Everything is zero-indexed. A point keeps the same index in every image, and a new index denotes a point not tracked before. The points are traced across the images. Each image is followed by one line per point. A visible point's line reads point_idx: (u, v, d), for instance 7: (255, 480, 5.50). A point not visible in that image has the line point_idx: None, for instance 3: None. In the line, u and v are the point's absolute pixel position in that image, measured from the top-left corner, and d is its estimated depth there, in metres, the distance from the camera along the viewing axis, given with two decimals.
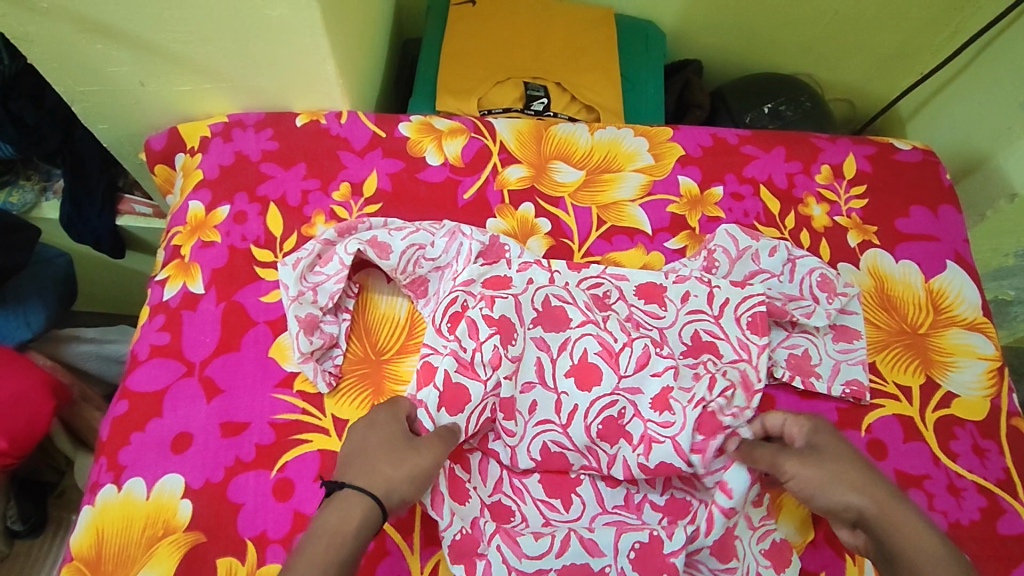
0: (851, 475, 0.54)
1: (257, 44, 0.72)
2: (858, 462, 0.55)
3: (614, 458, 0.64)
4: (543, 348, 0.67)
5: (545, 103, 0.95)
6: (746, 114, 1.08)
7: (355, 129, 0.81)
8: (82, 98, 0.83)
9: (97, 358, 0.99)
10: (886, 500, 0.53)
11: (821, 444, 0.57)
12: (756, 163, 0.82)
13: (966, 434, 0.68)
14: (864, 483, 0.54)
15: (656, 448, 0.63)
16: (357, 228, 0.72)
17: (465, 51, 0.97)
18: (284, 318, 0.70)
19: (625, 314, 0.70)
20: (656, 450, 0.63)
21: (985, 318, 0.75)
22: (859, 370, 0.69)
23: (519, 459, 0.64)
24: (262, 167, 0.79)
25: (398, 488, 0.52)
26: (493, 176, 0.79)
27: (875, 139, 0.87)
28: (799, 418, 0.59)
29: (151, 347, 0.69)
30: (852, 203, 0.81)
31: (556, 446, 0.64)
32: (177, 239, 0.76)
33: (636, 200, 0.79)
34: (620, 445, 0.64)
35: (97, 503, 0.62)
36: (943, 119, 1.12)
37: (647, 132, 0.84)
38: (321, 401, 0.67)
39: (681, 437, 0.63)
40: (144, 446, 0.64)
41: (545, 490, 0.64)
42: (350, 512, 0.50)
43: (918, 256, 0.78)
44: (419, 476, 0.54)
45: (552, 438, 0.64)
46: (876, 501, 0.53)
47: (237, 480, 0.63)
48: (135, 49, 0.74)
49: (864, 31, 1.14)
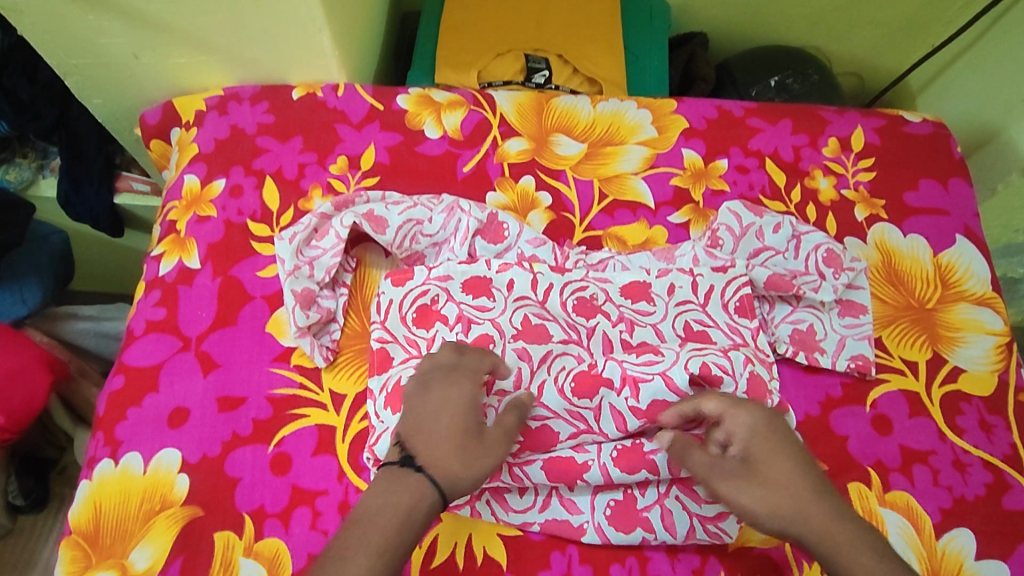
0: (779, 483, 0.52)
1: (251, 15, 0.71)
2: (791, 468, 0.52)
3: (599, 410, 0.60)
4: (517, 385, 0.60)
5: (546, 75, 0.93)
6: (752, 87, 1.06)
7: (352, 102, 0.80)
8: (75, 72, 0.82)
9: (95, 336, 0.99)
10: (824, 526, 0.50)
11: (761, 460, 0.53)
12: (762, 135, 0.80)
13: (973, 410, 0.67)
14: (809, 508, 0.51)
15: (643, 388, 0.59)
16: (353, 202, 0.71)
17: (465, 23, 0.95)
18: (280, 293, 0.70)
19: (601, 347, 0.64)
20: (644, 389, 0.59)
21: (994, 293, 0.74)
22: (865, 346, 0.68)
23: None
24: (259, 141, 0.77)
25: (461, 483, 0.49)
26: (492, 149, 0.78)
27: (883, 111, 0.85)
28: (751, 428, 0.54)
29: (147, 322, 0.68)
30: (860, 176, 0.79)
31: (536, 420, 0.60)
32: (172, 214, 0.75)
33: (639, 173, 0.77)
34: (602, 395, 0.60)
35: (94, 477, 0.62)
36: (954, 92, 1.10)
37: (650, 104, 0.82)
38: (319, 376, 0.66)
39: (674, 374, 0.59)
40: (141, 420, 0.64)
41: (548, 475, 0.60)
42: (418, 495, 0.48)
43: (926, 230, 0.76)
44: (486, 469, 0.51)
45: (530, 414, 0.60)
46: (815, 529, 0.50)
47: (234, 455, 0.62)
48: (126, 21, 0.72)
49: (874, 3, 1.11)
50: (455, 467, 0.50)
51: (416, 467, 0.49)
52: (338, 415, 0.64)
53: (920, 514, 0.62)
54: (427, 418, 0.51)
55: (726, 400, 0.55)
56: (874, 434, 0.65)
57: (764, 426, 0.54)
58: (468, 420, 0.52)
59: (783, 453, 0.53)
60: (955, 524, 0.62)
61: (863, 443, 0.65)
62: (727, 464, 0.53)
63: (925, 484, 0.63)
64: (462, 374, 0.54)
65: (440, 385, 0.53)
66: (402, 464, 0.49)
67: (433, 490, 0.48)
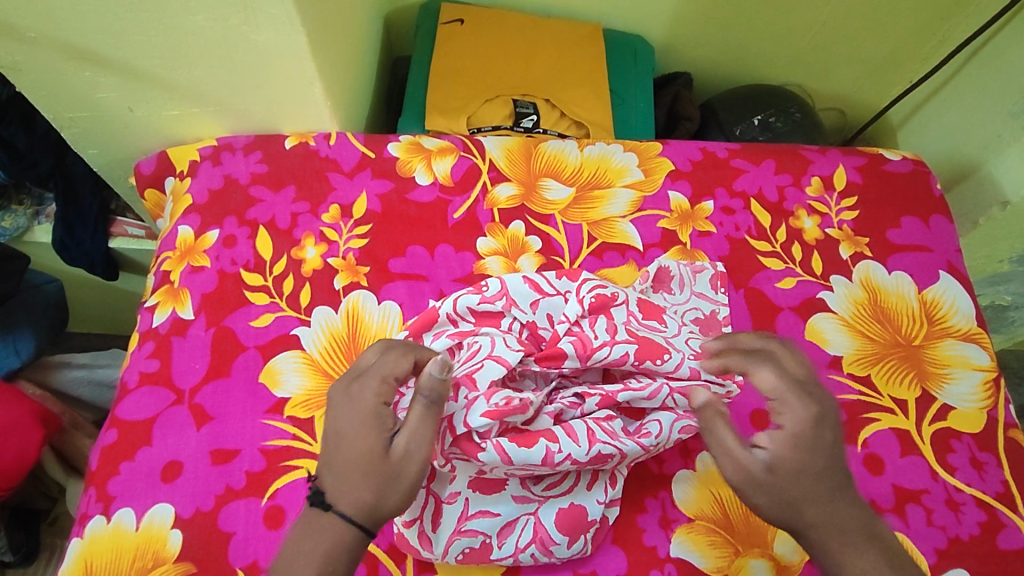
0: (802, 478, 0.50)
1: (245, 69, 0.72)
2: (818, 473, 0.50)
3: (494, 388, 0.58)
4: (424, 547, 0.58)
5: (534, 119, 0.96)
6: (736, 126, 1.09)
7: (344, 150, 0.81)
8: (71, 125, 0.83)
9: (89, 384, 1.00)
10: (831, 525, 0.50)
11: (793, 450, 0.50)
12: (746, 176, 0.82)
13: (963, 447, 0.68)
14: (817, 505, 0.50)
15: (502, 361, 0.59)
16: (392, 290, 0.73)
17: (453, 70, 0.97)
18: (274, 343, 0.70)
19: (592, 474, 0.62)
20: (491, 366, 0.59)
21: (979, 329, 0.75)
22: (841, 379, 0.70)
23: (550, 542, 0.59)
24: (251, 190, 0.79)
25: (377, 504, 0.48)
26: (482, 195, 0.79)
27: (864, 149, 0.87)
28: (801, 420, 0.51)
29: (140, 374, 0.69)
30: (844, 215, 0.81)
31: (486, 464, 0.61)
32: (166, 264, 0.75)
33: (627, 216, 0.79)
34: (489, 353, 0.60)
35: (86, 534, 0.61)
36: (933, 127, 1.12)
37: (636, 147, 0.84)
38: (313, 427, 0.66)
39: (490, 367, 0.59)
40: (134, 475, 0.64)
41: (626, 563, 0.61)
42: (338, 532, 0.47)
43: (910, 267, 0.78)
44: (411, 482, 0.49)
45: None
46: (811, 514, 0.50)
47: (228, 509, 0.62)
48: (121, 75, 0.74)
49: (853, 42, 1.14)
50: (363, 496, 0.48)
51: (325, 507, 0.48)
52: None
53: (916, 554, 0.62)
54: (348, 430, 0.49)
55: (779, 380, 0.53)
56: (867, 474, 0.65)
57: (814, 420, 0.51)
58: (372, 434, 0.49)
59: (827, 458, 0.51)
60: (951, 565, 0.62)
61: (857, 483, 0.65)
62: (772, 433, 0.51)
63: (919, 524, 0.63)
64: (365, 382, 0.52)
65: (342, 397, 0.51)
66: (310, 501, 0.48)
67: (346, 522, 0.47)
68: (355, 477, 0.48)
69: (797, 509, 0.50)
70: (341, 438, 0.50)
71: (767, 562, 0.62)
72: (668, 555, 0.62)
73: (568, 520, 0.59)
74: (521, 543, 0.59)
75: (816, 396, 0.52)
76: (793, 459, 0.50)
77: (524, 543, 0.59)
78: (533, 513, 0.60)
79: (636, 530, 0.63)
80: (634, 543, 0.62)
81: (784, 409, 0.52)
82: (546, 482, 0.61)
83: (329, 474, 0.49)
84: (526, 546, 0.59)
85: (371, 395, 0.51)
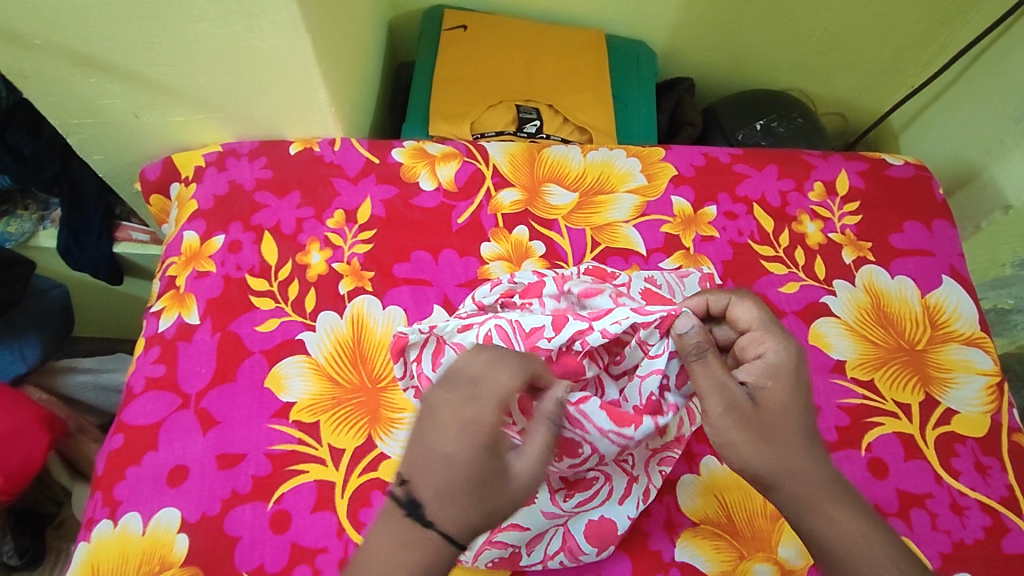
0: (776, 423, 0.51)
1: (250, 76, 0.73)
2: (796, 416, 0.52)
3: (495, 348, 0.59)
4: None
5: (537, 125, 0.96)
6: (738, 131, 1.09)
7: (348, 155, 0.82)
8: (77, 131, 0.84)
9: (95, 388, 1.00)
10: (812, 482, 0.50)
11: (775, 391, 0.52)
12: (748, 181, 0.82)
13: (967, 451, 0.68)
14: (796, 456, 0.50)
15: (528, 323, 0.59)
16: (398, 296, 0.74)
17: (456, 76, 0.98)
18: (279, 348, 0.70)
19: (624, 489, 0.61)
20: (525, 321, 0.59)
21: (982, 333, 0.75)
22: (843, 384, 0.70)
23: (579, 550, 0.59)
24: (257, 196, 0.79)
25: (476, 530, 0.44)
26: (486, 201, 0.80)
27: (866, 154, 0.87)
28: (771, 357, 0.53)
29: (146, 379, 0.69)
30: (846, 220, 0.81)
31: None
32: (172, 269, 0.76)
33: (630, 221, 0.79)
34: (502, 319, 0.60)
35: (93, 539, 0.62)
36: (935, 131, 1.13)
37: (639, 152, 0.84)
38: (318, 432, 0.66)
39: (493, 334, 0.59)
40: (140, 480, 0.64)
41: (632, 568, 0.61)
42: (438, 552, 0.43)
43: (913, 271, 0.78)
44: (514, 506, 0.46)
45: None
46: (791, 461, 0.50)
47: (234, 513, 0.62)
48: (127, 82, 0.75)
49: (854, 47, 1.14)
50: (464, 521, 0.44)
51: (425, 524, 0.43)
52: (338, 470, 0.65)
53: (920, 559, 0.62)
54: (453, 448, 0.43)
55: (755, 314, 0.57)
56: (872, 478, 0.65)
57: (785, 360, 0.53)
58: (487, 457, 0.44)
59: (795, 398, 0.52)
60: (956, 569, 0.62)
61: (861, 487, 0.65)
62: (751, 370, 0.53)
63: (924, 528, 0.63)
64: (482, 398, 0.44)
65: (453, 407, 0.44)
66: (405, 510, 0.43)
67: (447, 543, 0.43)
68: (459, 501, 0.43)
69: (780, 453, 0.50)
70: (450, 457, 0.43)
71: (772, 566, 0.62)
72: (673, 560, 0.62)
73: (596, 532, 0.59)
74: (549, 550, 0.60)
75: (789, 335, 0.55)
76: (775, 397, 0.52)
77: (553, 550, 0.60)
78: (562, 524, 0.60)
79: (641, 535, 0.63)
80: (639, 548, 0.62)
81: (760, 344, 0.55)
82: (577, 498, 0.60)
83: (428, 492, 0.43)
84: (555, 554, 0.60)
85: (490, 412, 0.44)
